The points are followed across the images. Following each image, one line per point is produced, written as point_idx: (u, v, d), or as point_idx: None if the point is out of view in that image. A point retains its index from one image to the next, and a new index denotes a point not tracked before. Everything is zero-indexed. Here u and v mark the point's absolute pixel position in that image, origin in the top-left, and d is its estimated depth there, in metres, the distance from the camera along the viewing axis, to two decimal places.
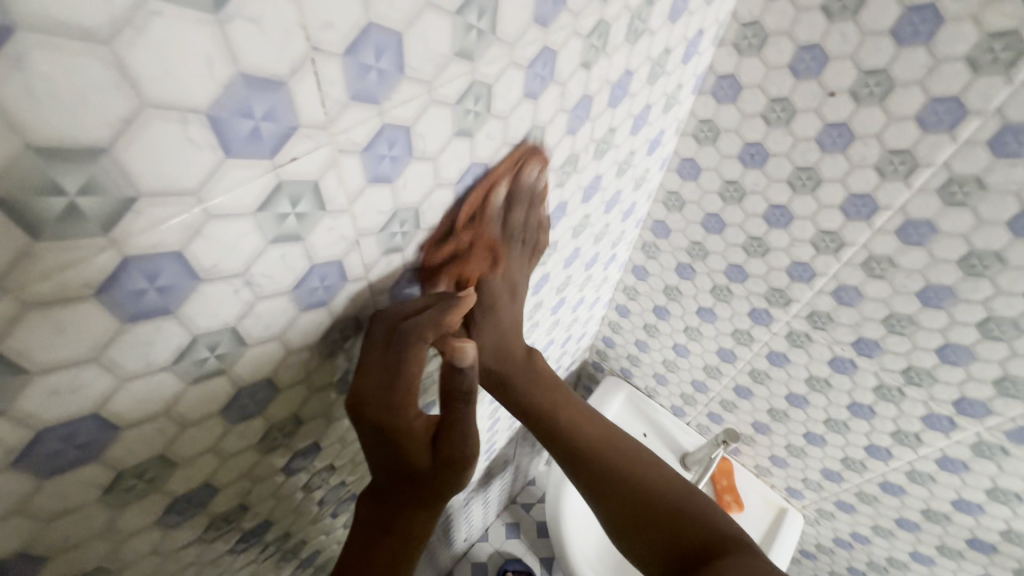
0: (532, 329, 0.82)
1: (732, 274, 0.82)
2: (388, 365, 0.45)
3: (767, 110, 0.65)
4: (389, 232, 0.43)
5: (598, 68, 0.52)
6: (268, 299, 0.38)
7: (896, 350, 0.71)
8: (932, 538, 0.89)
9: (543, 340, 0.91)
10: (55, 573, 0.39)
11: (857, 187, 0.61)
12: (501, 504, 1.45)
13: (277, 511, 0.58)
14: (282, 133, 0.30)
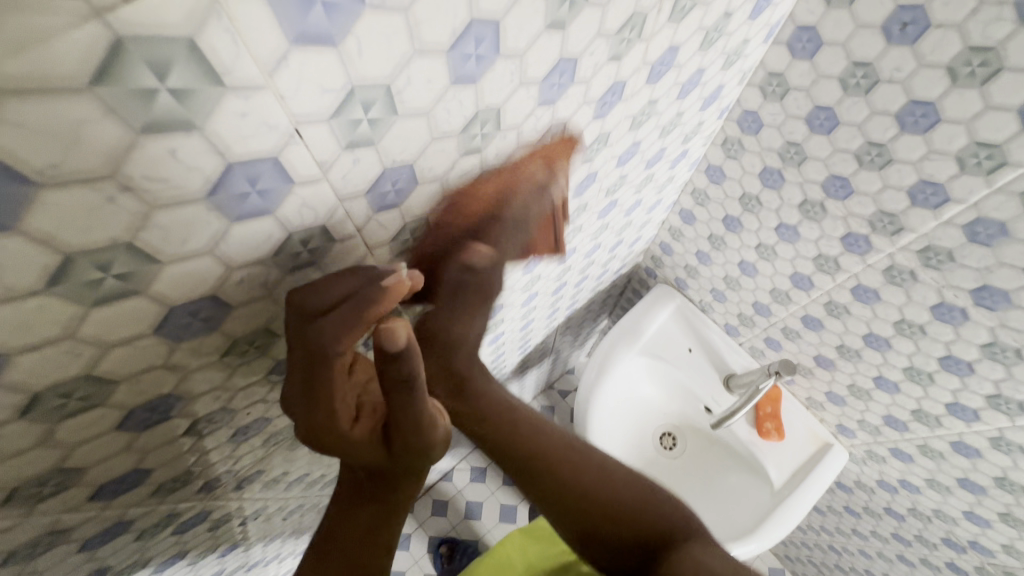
0: (572, 236, 0.72)
1: (831, 188, 0.68)
2: (306, 378, 0.31)
3: (890, 22, 0.51)
4: (471, 136, 0.34)
5: None
6: (337, 218, 0.31)
7: (982, 320, 0.63)
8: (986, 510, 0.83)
9: (587, 243, 0.83)
10: (137, 500, 0.43)
11: (985, 134, 0.51)
12: (537, 390, 1.61)
13: None
14: (326, 32, 0.21)
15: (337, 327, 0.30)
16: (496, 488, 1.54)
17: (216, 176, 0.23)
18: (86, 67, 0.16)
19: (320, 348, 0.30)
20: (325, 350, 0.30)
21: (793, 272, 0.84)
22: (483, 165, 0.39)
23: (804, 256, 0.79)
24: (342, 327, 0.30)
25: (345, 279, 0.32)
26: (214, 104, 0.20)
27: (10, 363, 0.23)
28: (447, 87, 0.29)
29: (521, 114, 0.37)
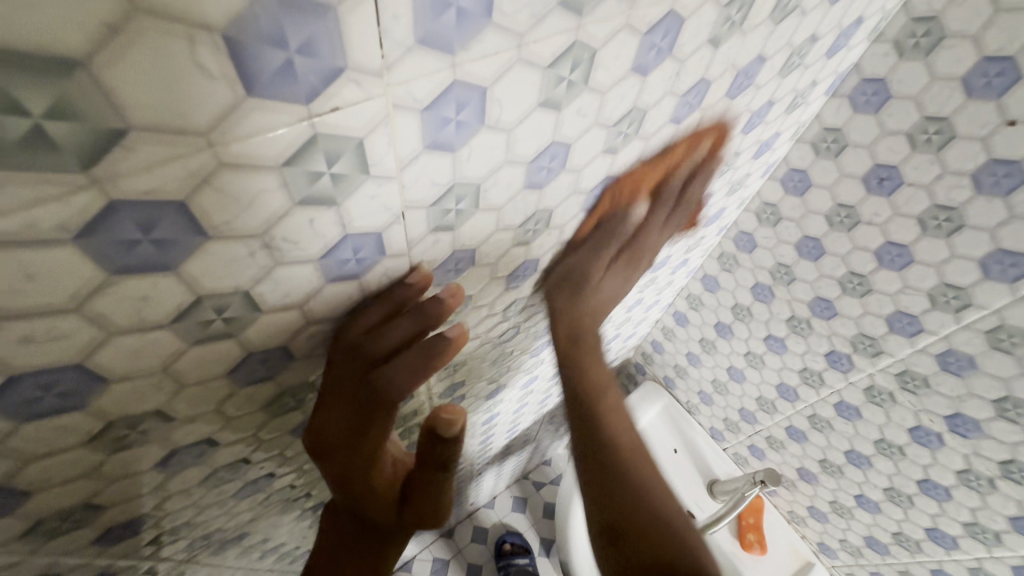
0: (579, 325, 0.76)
1: (817, 308, 0.75)
2: (362, 417, 0.34)
3: (869, 175, 0.60)
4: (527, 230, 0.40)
5: (715, 110, 0.44)
6: None
7: (956, 447, 0.68)
8: None
9: None
10: (128, 550, 0.41)
11: (953, 277, 0.58)
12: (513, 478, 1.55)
13: (316, 489, 0.59)
14: (449, 145, 0.26)
15: (405, 371, 0.33)
16: None
17: (330, 246, 0.26)
18: (283, 152, 0.20)
19: (390, 392, 0.33)
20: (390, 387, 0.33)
21: (779, 382, 0.88)
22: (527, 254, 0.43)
23: (790, 368, 0.84)
24: (405, 378, 0.33)
25: (398, 323, 0.33)
26: (353, 187, 0.24)
27: (104, 390, 0.25)
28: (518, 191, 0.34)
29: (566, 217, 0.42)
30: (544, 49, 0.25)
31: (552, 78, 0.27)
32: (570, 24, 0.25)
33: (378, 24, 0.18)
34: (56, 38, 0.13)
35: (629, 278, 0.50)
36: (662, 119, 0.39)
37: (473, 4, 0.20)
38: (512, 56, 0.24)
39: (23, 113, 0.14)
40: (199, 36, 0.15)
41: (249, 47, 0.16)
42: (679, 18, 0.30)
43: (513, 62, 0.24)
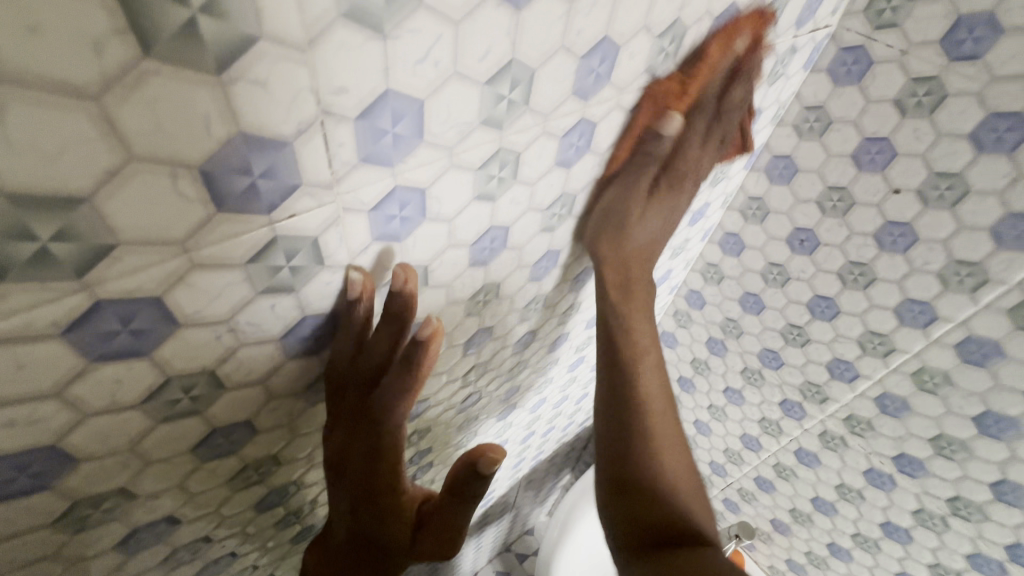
0: (544, 386, 0.79)
1: (766, 359, 0.80)
2: (360, 435, 0.36)
3: (791, 237, 0.67)
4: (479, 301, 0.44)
5: None
6: None
7: (907, 487, 0.71)
8: None
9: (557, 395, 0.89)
10: None
11: (875, 325, 0.63)
12: (495, 549, 1.49)
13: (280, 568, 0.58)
14: (396, 236, 0.30)
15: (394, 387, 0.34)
16: None
17: (290, 324, 0.30)
18: (248, 251, 0.24)
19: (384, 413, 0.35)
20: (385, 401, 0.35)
21: (743, 433, 0.91)
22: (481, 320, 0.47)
23: (751, 419, 0.88)
24: (396, 394, 0.34)
25: (378, 331, 0.33)
26: (311, 275, 0.28)
27: (72, 470, 0.27)
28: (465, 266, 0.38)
29: (513, 286, 0.47)
30: (473, 157, 0.30)
31: (483, 177, 0.32)
32: (494, 135, 0.30)
33: (327, 151, 0.23)
34: (67, 183, 0.17)
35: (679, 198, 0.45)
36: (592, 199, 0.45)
37: (408, 130, 0.25)
38: (445, 164, 0.29)
39: (32, 238, 0.18)
40: (179, 171, 0.19)
41: (218, 175, 0.20)
42: (591, 123, 0.36)
43: (446, 169, 0.29)
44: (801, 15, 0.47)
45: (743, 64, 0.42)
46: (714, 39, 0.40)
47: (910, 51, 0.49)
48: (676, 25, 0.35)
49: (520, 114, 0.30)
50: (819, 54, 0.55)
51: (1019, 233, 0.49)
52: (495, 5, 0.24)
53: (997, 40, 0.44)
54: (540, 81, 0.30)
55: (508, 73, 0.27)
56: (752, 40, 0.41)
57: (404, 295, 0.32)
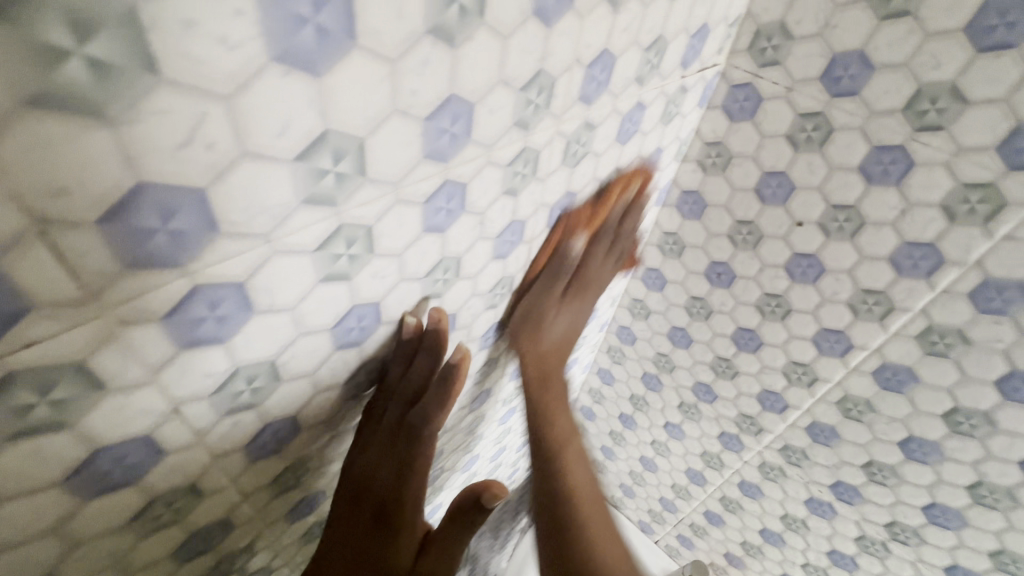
0: (474, 443, 0.74)
1: (700, 393, 0.78)
2: (394, 449, 0.43)
3: (708, 271, 0.66)
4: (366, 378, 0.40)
5: (542, 241, 0.48)
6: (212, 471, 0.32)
7: (847, 514, 0.70)
8: None
9: (493, 448, 0.84)
10: None
11: (797, 355, 0.63)
12: None
13: None
14: (215, 337, 0.26)
15: (434, 404, 0.42)
16: None
17: (77, 464, 0.25)
18: None
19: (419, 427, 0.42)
20: (424, 416, 0.42)
21: (687, 467, 0.89)
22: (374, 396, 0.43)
23: (693, 453, 0.86)
24: (433, 410, 0.42)
25: (417, 362, 0.41)
26: (91, 402, 0.23)
27: None
28: (332, 349, 0.34)
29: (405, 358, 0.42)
30: (303, 239, 0.26)
31: (326, 258, 0.28)
32: (326, 212, 0.26)
33: (62, 261, 0.18)
34: None
35: (584, 306, 0.52)
36: (483, 258, 0.41)
37: (188, 224, 0.21)
38: (265, 252, 0.25)
39: None
40: None
41: None
42: (460, 183, 0.33)
43: (268, 257, 0.25)
44: (685, 56, 0.46)
45: (593, 230, 0.52)
46: (591, 86, 0.37)
47: (795, 87, 0.49)
48: (541, 75, 0.32)
49: (357, 186, 0.26)
50: (712, 92, 0.55)
51: (915, 261, 0.49)
52: (281, 73, 0.20)
53: (870, 76, 0.44)
54: (376, 149, 0.25)
55: (325, 146, 0.23)
56: (633, 185, 0.53)
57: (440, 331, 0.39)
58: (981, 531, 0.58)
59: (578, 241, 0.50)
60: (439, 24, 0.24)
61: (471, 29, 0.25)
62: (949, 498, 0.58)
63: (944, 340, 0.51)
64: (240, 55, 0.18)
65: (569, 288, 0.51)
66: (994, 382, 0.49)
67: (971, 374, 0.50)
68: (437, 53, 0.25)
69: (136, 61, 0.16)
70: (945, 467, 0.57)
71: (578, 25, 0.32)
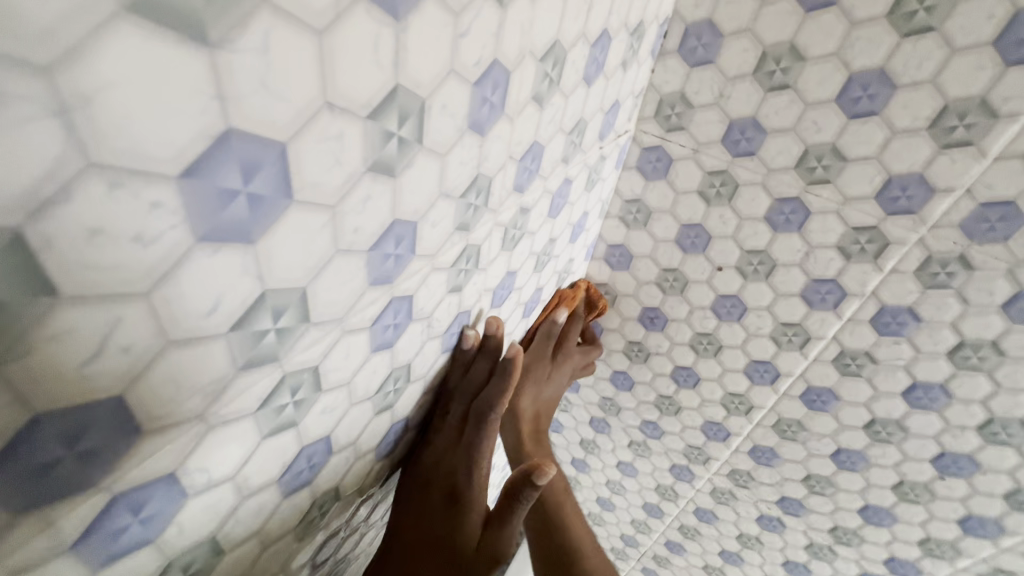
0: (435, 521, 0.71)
1: (647, 430, 0.80)
2: (461, 440, 0.49)
3: (642, 316, 0.68)
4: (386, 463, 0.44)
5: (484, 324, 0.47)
6: None
7: (795, 526, 0.74)
8: None
9: None
10: None
11: (732, 386, 0.66)
12: None
13: None
14: (144, 539, 0.22)
15: (496, 390, 0.47)
16: None
17: None
18: None
19: (484, 411, 0.47)
20: (489, 399, 0.47)
21: (644, 502, 0.91)
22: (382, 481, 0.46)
23: (647, 487, 0.88)
24: (497, 396, 0.47)
25: (478, 363, 0.48)
26: None
27: None
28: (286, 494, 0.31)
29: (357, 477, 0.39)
30: (241, 403, 0.23)
31: (270, 411, 0.25)
32: (267, 369, 0.23)
33: None
34: None
35: (548, 379, 0.63)
36: (431, 355, 0.40)
37: (99, 440, 0.18)
38: (199, 431, 0.21)
39: None
40: None
41: None
42: (406, 297, 0.31)
43: (203, 436, 0.22)
44: (602, 130, 0.47)
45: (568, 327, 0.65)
46: (525, 175, 0.37)
47: (700, 149, 0.53)
48: (477, 179, 0.31)
49: (300, 335, 0.23)
50: (625, 154, 0.58)
51: (822, 295, 0.54)
52: (209, 251, 0.17)
53: (764, 139, 0.49)
54: (318, 291, 0.23)
55: (263, 306, 0.20)
56: (571, 320, 0.66)
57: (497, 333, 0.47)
58: (908, 524, 0.64)
59: (561, 316, 0.60)
60: (379, 159, 0.22)
61: (410, 156, 0.24)
62: (879, 498, 0.64)
63: (856, 361, 0.56)
64: (159, 249, 0.16)
65: (543, 325, 0.63)
66: (902, 393, 0.55)
67: (882, 389, 0.56)
68: (377, 186, 0.23)
69: (24, 291, 0.14)
70: (872, 472, 0.62)
71: (509, 127, 0.32)
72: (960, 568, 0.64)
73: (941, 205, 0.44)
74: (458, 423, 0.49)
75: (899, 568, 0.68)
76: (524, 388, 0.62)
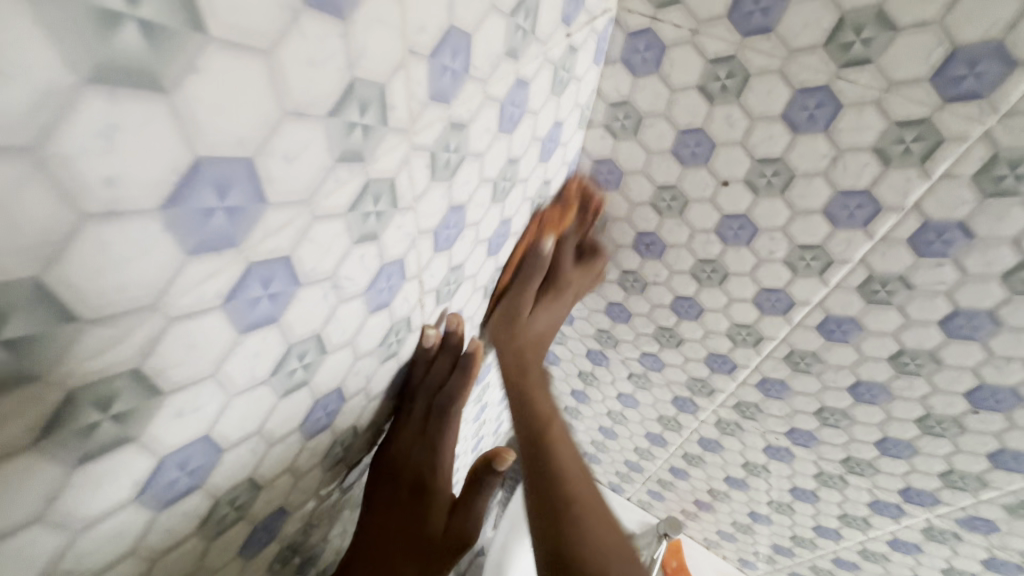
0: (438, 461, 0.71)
1: (648, 363, 0.74)
2: (426, 433, 0.52)
3: (637, 243, 0.59)
4: (331, 453, 0.44)
5: (429, 272, 0.40)
6: None
7: (804, 455, 0.69)
8: None
9: None
10: None
11: (739, 317, 0.58)
12: None
13: None
14: None
15: (457, 385, 0.51)
16: None
17: None
18: None
19: (444, 409, 0.51)
20: (451, 395, 0.51)
21: (646, 432, 0.87)
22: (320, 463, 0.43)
23: (649, 418, 0.84)
24: (457, 391, 0.51)
25: (440, 359, 0.50)
26: None
27: None
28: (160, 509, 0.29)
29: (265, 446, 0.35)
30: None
31: (72, 428, 0.23)
32: (36, 380, 0.20)
33: None
34: None
35: None
36: (356, 318, 0.35)
37: None
38: None
39: None
40: None
41: None
42: (279, 258, 0.27)
43: None
44: (566, 10, 0.37)
45: None
46: (445, 78, 0.30)
47: (700, 29, 0.41)
48: (355, 88, 0.25)
49: (75, 336, 0.21)
50: (606, 43, 0.46)
51: (851, 211, 0.44)
52: None
53: (785, 8, 0.37)
54: (81, 264, 0.19)
55: None
56: None
57: (459, 333, 0.49)
58: (930, 456, 0.58)
59: None
60: (113, 57, 0.17)
61: (184, 49, 0.18)
62: (900, 431, 0.58)
63: (887, 288, 0.47)
64: None
65: None
66: (939, 322, 0.47)
67: (914, 318, 0.48)
68: (127, 108, 0.18)
69: None
70: (894, 405, 0.56)
71: (398, 6, 0.25)
72: (983, 499, 0.59)
73: (1021, 85, 0.33)
74: (424, 412, 0.52)
75: (916, 498, 0.64)
76: (509, 328, 0.57)
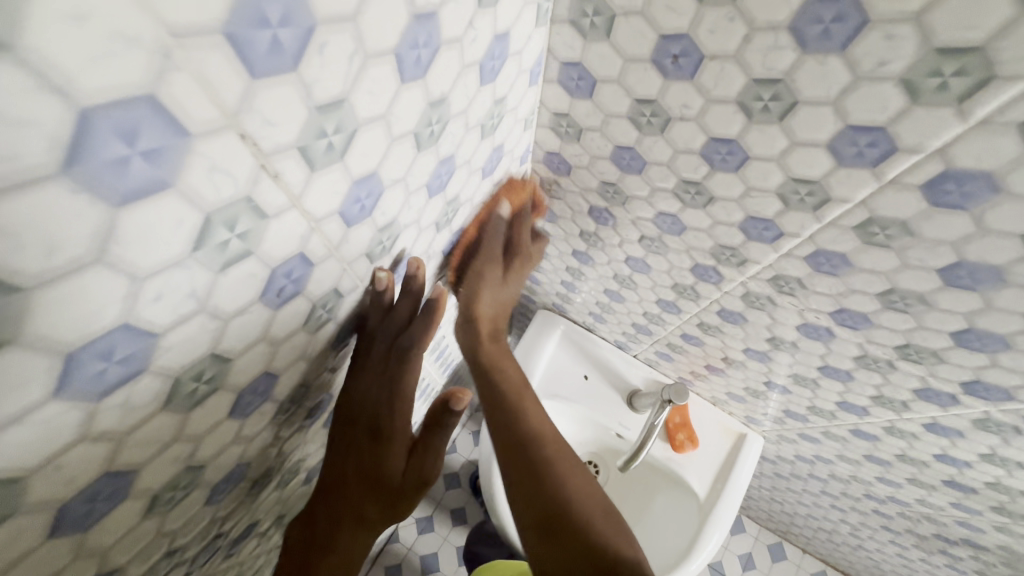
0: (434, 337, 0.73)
1: (664, 224, 0.57)
2: (387, 372, 0.49)
3: (658, 54, 0.38)
4: (185, 393, 0.30)
5: (259, 113, 0.22)
6: None
7: (849, 337, 0.56)
8: (903, 472, 0.80)
9: None
10: None
11: (800, 170, 0.40)
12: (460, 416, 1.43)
13: None
14: None
15: (422, 331, 0.48)
16: (448, 532, 1.35)
17: None
18: None
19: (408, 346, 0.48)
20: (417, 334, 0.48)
21: (658, 298, 0.75)
22: (167, 404, 0.29)
23: (663, 285, 0.70)
24: (421, 333, 0.48)
25: (403, 302, 0.48)
26: None
27: None
28: None
29: None
30: None
31: None
32: None
33: None
34: None
35: None
36: (84, 220, 0.19)
37: None
38: None
39: None
40: None
41: None
42: None
43: None
44: None
45: None
46: None
47: None
48: None
49: None
50: None
51: None
52: None
53: None
54: None
55: None
56: None
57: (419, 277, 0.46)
58: None
59: None
60: None
61: None
62: (993, 323, 0.43)
63: None
64: None
65: None
66: None
67: None
68: None
69: None
70: (1001, 293, 0.40)
71: None
72: None
73: None
74: (389, 350, 0.49)
75: (981, 391, 0.52)
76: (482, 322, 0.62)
